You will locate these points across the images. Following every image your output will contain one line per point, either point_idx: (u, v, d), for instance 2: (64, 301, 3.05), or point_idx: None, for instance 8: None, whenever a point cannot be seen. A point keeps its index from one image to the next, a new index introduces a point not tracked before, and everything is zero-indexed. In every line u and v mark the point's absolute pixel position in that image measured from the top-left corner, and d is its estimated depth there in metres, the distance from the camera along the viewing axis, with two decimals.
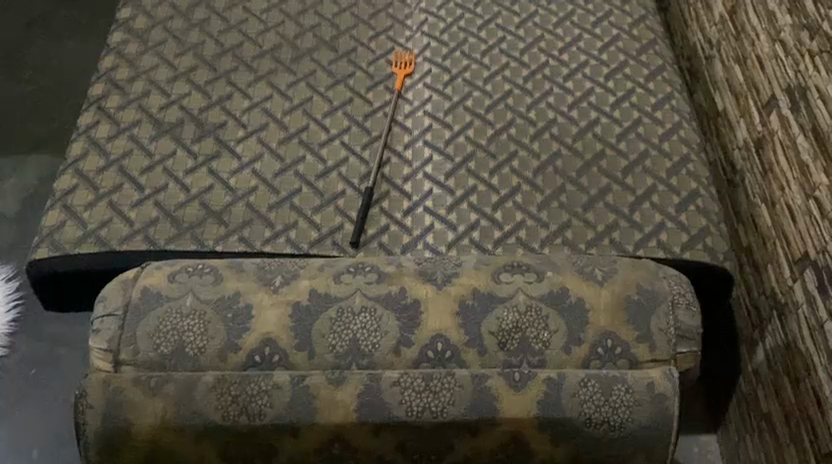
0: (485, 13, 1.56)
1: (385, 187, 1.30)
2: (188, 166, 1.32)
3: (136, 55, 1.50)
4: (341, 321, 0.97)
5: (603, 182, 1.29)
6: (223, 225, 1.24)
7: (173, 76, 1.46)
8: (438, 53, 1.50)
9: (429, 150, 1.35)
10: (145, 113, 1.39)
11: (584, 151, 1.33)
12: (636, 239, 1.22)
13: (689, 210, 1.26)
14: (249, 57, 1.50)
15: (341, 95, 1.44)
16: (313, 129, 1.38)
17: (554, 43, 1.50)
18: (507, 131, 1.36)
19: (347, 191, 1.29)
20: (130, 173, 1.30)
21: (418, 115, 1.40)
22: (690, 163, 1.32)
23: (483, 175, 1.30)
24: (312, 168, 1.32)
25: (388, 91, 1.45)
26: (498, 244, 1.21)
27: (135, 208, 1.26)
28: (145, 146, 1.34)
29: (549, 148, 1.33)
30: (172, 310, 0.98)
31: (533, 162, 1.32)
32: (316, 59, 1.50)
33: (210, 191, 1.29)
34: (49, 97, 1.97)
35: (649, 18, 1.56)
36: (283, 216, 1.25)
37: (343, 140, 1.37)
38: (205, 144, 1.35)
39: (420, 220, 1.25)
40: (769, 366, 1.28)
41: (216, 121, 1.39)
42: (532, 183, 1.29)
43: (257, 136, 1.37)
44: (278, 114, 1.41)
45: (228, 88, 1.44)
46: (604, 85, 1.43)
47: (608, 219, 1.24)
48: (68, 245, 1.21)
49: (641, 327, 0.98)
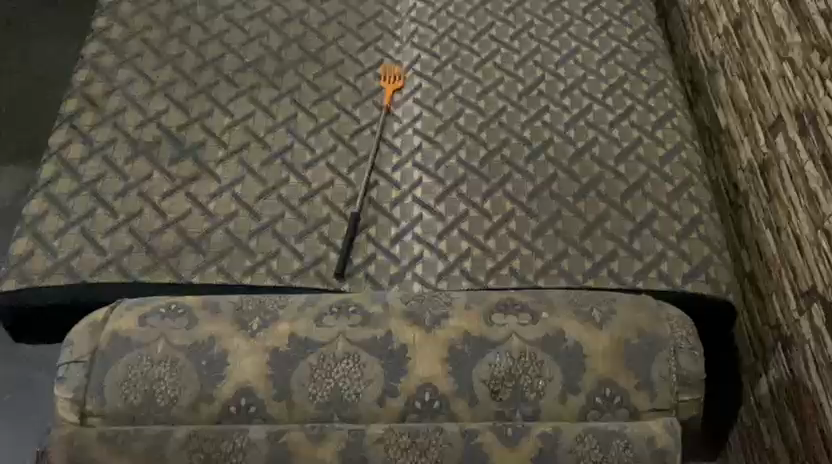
0: (478, 24, 1.49)
1: (373, 212, 1.23)
2: (165, 190, 1.25)
3: (112, 67, 1.42)
4: (322, 369, 0.91)
5: (601, 207, 1.23)
6: (200, 254, 1.18)
7: (151, 91, 1.39)
8: (429, 67, 1.43)
9: (419, 172, 1.28)
10: (120, 132, 1.32)
11: (582, 174, 1.27)
12: (635, 270, 1.16)
13: (691, 239, 1.20)
14: (231, 71, 1.43)
15: (328, 112, 1.38)
16: (297, 149, 1.32)
17: (550, 57, 1.43)
18: (501, 152, 1.30)
19: (332, 217, 1.23)
20: (104, 198, 1.24)
21: (407, 134, 1.34)
22: (692, 187, 1.26)
23: (476, 200, 1.24)
24: (296, 191, 1.26)
25: (376, 107, 1.38)
26: (491, 276, 1.15)
27: (108, 236, 1.19)
28: (120, 169, 1.28)
29: (545, 171, 1.27)
30: (143, 358, 0.92)
31: (528, 185, 1.25)
32: (301, 73, 1.43)
33: (187, 217, 1.22)
34: (30, 110, 1.89)
35: (650, 29, 1.49)
36: (264, 244, 1.19)
37: (329, 161, 1.30)
38: (183, 166, 1.29)
39: (409, 248, 1.19)
40: (773, 400, 1.23)
41: (195, 140, 1.32)
42: (526, 208, 1.22)
43: (238, 156, 1.31)
44: (261, 132, 1.34)
45: (208, 104, 1.38)
46: (603, 101, 1.36)
47: (606, 247, 1.18)
48: (36, 277, 1.15)
49: (641, 373, 0.93)
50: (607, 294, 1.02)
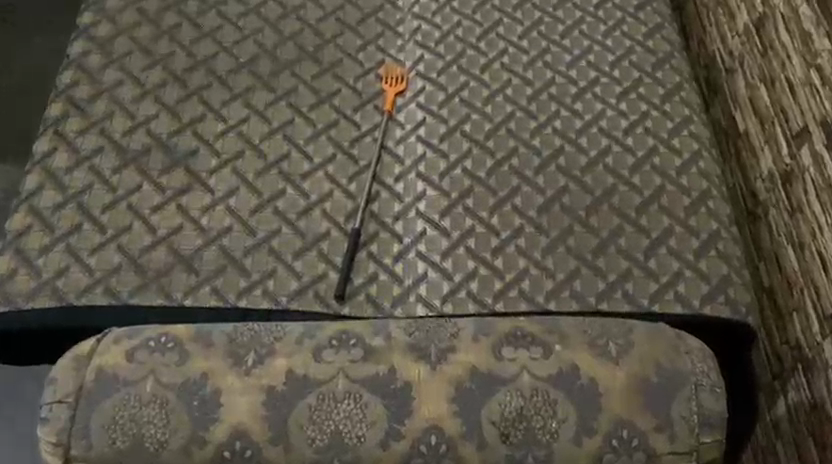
0: (485, 21, 1.41)
1: (374, 227, 1.17)
2: (155, 203, 1.19)
3: (99, 68, 1.35)
4: (322, 410, 0.87)
5: (615, 222, 1.17)
6: (192, 273, 1.12)
7: (139, 94, 1.32)
8: (433, 68, 1.36)
9: (423, 184, 1.22)
10: (108, 140, 1.25)
11: (594, 186, 1.20)
12: (651, 291, 1.10)
13: (710, 257, 1.14)
14: (224, 72, 1.35)
15: (326, 117, 1.30)
16: (294, 158, 1.25)
17: (561, 57, 1.36)
18: (509, 162, 1.23)
19: (331, 232, 1.17)
20: (91, 211, 1.17)
21: (410, 141, 1.27)
22: (710, 200, 1.20)
23: (483, 214, 1.18)
24: (293, 203, 1.20)
25: (377, 111, 1.31)
26: (499, 298, 1.09)
27: (96, 253, 1.13)
28: (108, 179, 1.21)
29: (555, 183, 1.21)
30: (131, 398, 0.87)
31: (537, 198, 1.19)
32: (298, 74, 1.36)
33: (179, 232, 1.16)
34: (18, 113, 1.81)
35: (666, 26, 1.41)
36: (260, 261, 1.13)
37: (328, 171, 1.24)
38: (174, 176, 1.22)
39: (412, 266, 1.13)
40: (791, 422, 1.19)
41: (186, 148, 1.25)
42: (536, 223, 1.16)
43: (232, 166, 1.24)
44: (256, 139, 1.27)
45: (200, 109, 1.30)
46: (617, 106, 1.29)
47: (620, 266, 1.12)
48: (20, 299, 1.09)
49: (660, 413, 0.88)
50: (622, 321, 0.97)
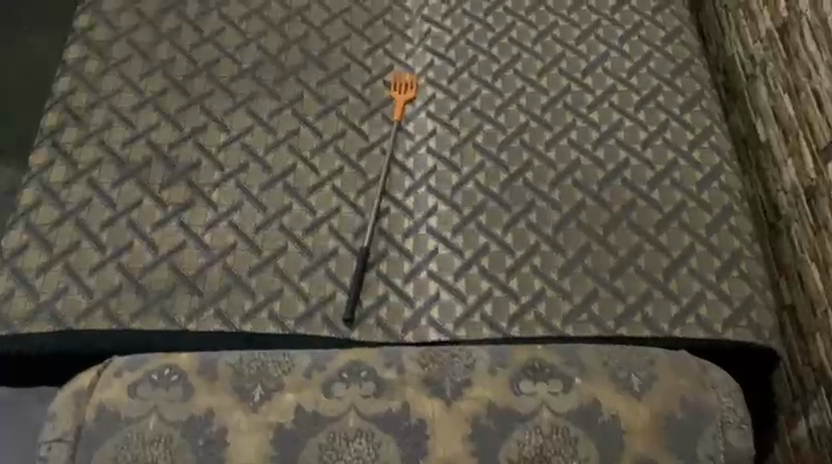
0: (497, 25, 1.36)
1: (383, 246, 1.13)
2: (156, 219, 1.15)
3: (97, 75, 1.30)
4: (334, 449, 0.84)
5: (634, 241, 1.12)
6: (196, 295, 1.08)
7: (138, 103, 1.27)
8: (443, 75, 1.31)
9: (434, 199, 1.17)
10: (107, 152, 1.21)
11: (612, 202, 1.16)
12: (672, 315, 1.06)
13: (732, 277, 1.10)
14: (226, 79, 1.30)
15: (333, 127, 1.26)
16: (300, 171, 1.21)
17: (576, 64, 1.31)
18: (523, 176, 1.19)
19: (340, 251, 1.13)
20: (91, 229, 1.13)
21: (421, 153, 1.22)
22: (732, 217, 1.16)
23: (497, 231, 1.13)
24: (299, 219, 1.16)
25: (386, 121, 1.26)
26: (514, 322, 1.05)
27: (95, 273, 1.09)
28: (107, 194, 1.16)
29: (572, 198, 1.16)
30: (134, 437, 0.84)
31: (553, 215, 1.15)
32: (303, 81, 1.31)
33: (182, 250, 1.12)
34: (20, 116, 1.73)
35: (685, 30, 1.36)
36: (266, 282, 1.09)
37: (336, 185, 1.19)
38: (176, 191, 1.18)
39: (424, 287, 1.09)
40: (812, 446, 1.15)
41: (188, 161, 1.21)
42: (552, 241, 1.12)
43: (235, 179, 1.19)
44: (261, 151, 1.22)
45: (202, 118, 1.26)
46: (635, 116, 1.24)
47: (639, 288, 1.08)
48: (17, 323, 1.05)
49: (682, 452, 0.86)
50: (643, 350, 0.93)
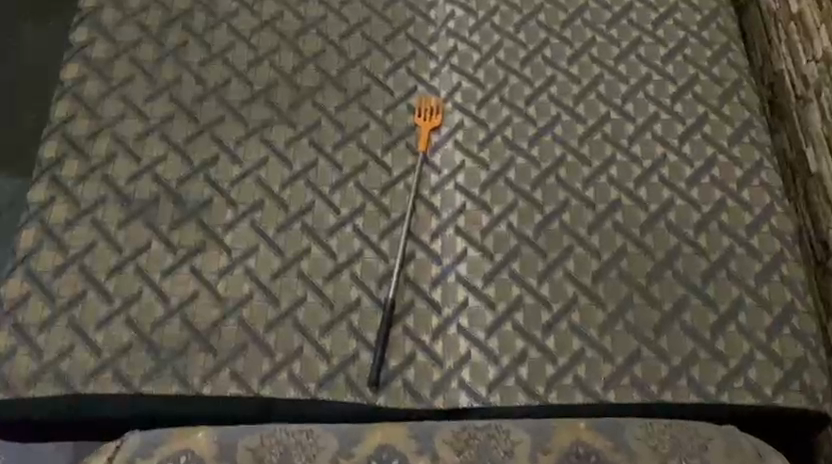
0: (529, 41, 1.25)
1: (409, 295, 1.05)
2: (166, 265, 1.07)
3: (97, 98, 1.20)
4: None
5: (679, 294, 1.05)
6: (210, 353, 1.01)
7: (144, 131, 1.18)
8: (472, 98, 1.21)
9: (463, 242, 1.09)
10: (111, 188, 1.13)
11: (655, 248, 1.08)
12: (719, 378, 1.00)
13: (783, 335, 1.03)
14: (238, 102, 1.21)
15: (353, 158, 1.17)
16: (319, 209, 1.12)
17: (616, 87, 1.21)
18: (559, 217, 1.10)
19: (363, 302, 1.05)
20: (96, 277, 1.06)
21: (448, 189, 1.13)
22: (783, 265, 1.08)
23: (531, 281, 1.05)
24: (319, 265, 1.08)
25: (410, 152, 1.17)
26: (551, 387, 0.98)
27: (102, 329, 1.02)
28: (112, 237, 1.09)
29: (612, 244, 1.08)
30: None
31: (592, 263, 1.07)
32: (320, 104, 1.21)
33: (194, 302, 1.05)
34: None
35: (733, 48, 1.25)
36: (285, 339, 1.02)
37: (358, 225, 1.11)
38: (187, 232, 1.10)
39: (454, 345, 1.02)
40: None
41: (198, 198, 1.12)
42: (591, 294, 1.05)
43: (250, 219, 1.11)
44: (276, 186, 1.14)
45: (212, 149, 1.17)
46: (680, 150, 1.15)
47: (684, 348, 1.02)
48: (20, 385, 0.98)
49: None
50: (691, 426, 0.90)
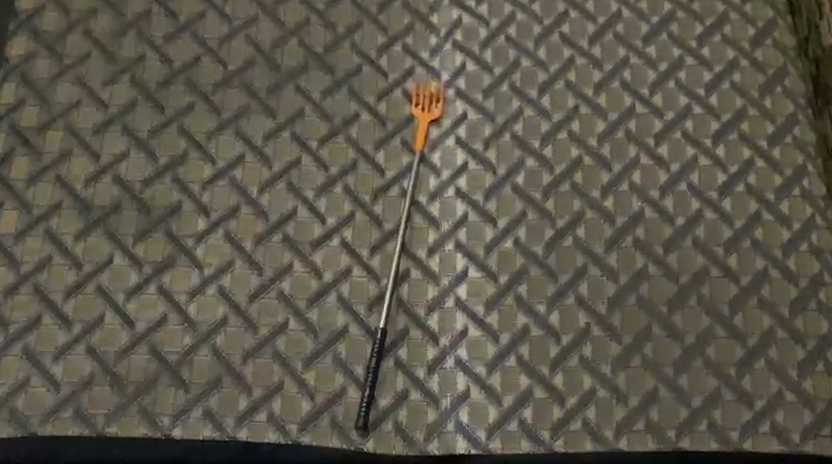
0: (546, 15, 1.09)
1: (402, 322, 0.94)
2: (131, 284, 0.96)
3: (47, 81, 1.05)
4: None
5: (703, 324, 0.94)
6: (181, 388, 0.91)
7: (102, 122, 1.03)
8: (477, 84, 1.05)
9: (464, 260, 0.97)
10: (66, 191, 1.00)
11: (679, 270, 0.96)
12: (743, 422, 0.90)
13: (817, 372, 0.92)
14: (209, 86, 1.05)
15: (341, 156, 1.02)
16: (301, 217, 0.99)
17: (643, 73, 1.05)
18: (573, 231, 0.97)
19: (350, 330, 0.94)
20: (52, 298, 0.95)
21: (448, 196, 1.00)
22: (822, 289, 0.96)
23: (539, 308, 0.94)
24: (302, 284, 0.96)
25: (406, 149, 1.02)
26: (557, 433, 0.89)
27: (61, 358, 0.92)
28: (70, 251, 0.97)
29: (631, 265, 0.96)
30: None
31: (608, 287, 0.95)
32: (304, 89, 1.06)
33: (162, 327, 0.94)
34: None
35: (781, 24, 1.08)
36: (263, 372, 0.92)
37: (345, 238, 0.98)
38: (153, 244, 0.98)
39: (451, 382, 0.92)
40: None
41: (165, 204, 0.99)
42: (605, 323, 0.94)
43: (224, 229, 0.99)
44: (254, 189, 1.00)
45: (181, 144, 1.02)
46: (712, 151, 1.01)
47: (706, 387, 0.92)
48: None
49: None
50: None
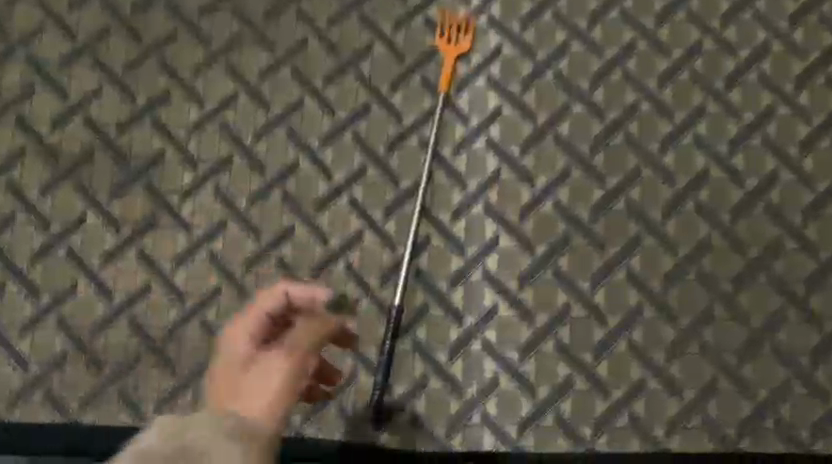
0: None
1: (421, 297, 0.81)
2: (107, 247, 0.82)
3: (3, 3, 0.88)
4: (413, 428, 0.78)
5: (774, 306, 0.80)
6: (167, 369, 0.79)
7: (69, 53, 0.87)
8: (515, 11, 0.88)
9: (495, 225, 0.82)
10: (29, 136, 0.85)
11: (749, 241, 0.82)
12: (815, 420, 0.78)
13: None
14: (196, 10, 0.89)
15: (351, 97, 0.86)
16: (304, 171, 0.84)
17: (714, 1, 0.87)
18: (624, 193, 0.83)
19: (362, 305, 0.81)
20: (16, 263, 0.82)
21: (477, 148, 0.84)
22: None
23: (582, 284, 0.81)
24: (305, 251, 0.82)
25: (427, 90, 0.86)
26: (599, 429, 0.78)
27: (29, 334, 0.80)
28: (35, 209, 0.83)
29: (691, 234, 0.82)
30: None
31: (664, 260, 0.81)
32: (307, 15, 0.88)
33: (143, 299, 0.81)
34: None
35: None
36: None
37: (355, 197, 0.84)
38: (131, 201, 0.84)
39: (477, 368, 0.79)
40: None
41: (145, 153, 0.85)
42: (659, 303, 0.80)
43: (213, 184, 0.84)
44: (248, 137, 0.85)
45: (162, 81, 0.87)
46: (794, 99, 0.85)
47: (774, 378, 0.79)
48: None
49: None
50: None
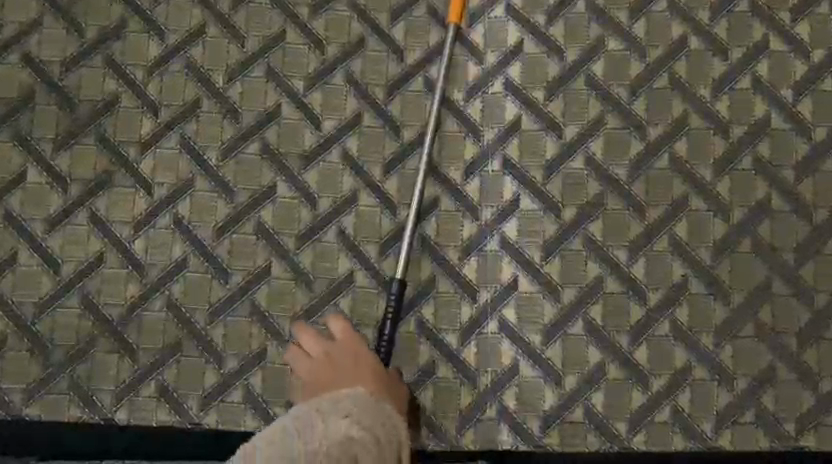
0: None
1: (427, 269, 0.68)
2: (53, 210, 0.69)
3: None
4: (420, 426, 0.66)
5: None
6: (126, 355, 0.67)
7: None
8: None
9: (515, 185, 0.69)
10: None
11: (815, 204, 0.69)
12: None
13: None
14: None
15: (344, 29, 0.72)
16: (287, 119, 0.71)
17: None
18: (668, 147, 0.69)
19: (357, 279, 0.68)
20: None
21: (494, 91, 0.71)
22: None
23: (617, 255, 0.68)
24: (289, 214, 0.69)
25: (435, 22, 0.72)
26: (637, 426, 0.66)
27: None
28: None
29: (746, 194, 0.69)
30: None
31: (713, 226, 0.68)
32: None
33: (97, 271, 0.68)
34: None
35: None
36: (236, 337, 0.67)
37: (349, 150, 0.70)
38: (81, 155, 0.70)
39: (493, 353, 0.67)
40: None
41: (97, 97, 0.71)
42: (709, 277, 0.68)
43: (178, 134, 0.70)
44: (219, 78, 0.71)
45: (116, 10, 0.72)
46: None
47: None
48: None
49: None
50: None
